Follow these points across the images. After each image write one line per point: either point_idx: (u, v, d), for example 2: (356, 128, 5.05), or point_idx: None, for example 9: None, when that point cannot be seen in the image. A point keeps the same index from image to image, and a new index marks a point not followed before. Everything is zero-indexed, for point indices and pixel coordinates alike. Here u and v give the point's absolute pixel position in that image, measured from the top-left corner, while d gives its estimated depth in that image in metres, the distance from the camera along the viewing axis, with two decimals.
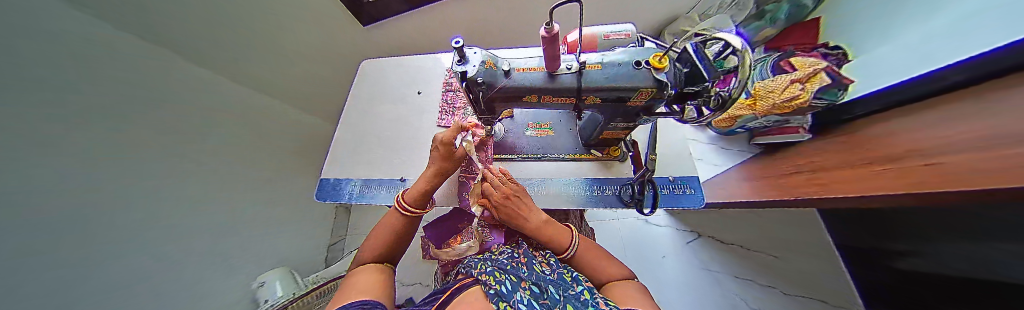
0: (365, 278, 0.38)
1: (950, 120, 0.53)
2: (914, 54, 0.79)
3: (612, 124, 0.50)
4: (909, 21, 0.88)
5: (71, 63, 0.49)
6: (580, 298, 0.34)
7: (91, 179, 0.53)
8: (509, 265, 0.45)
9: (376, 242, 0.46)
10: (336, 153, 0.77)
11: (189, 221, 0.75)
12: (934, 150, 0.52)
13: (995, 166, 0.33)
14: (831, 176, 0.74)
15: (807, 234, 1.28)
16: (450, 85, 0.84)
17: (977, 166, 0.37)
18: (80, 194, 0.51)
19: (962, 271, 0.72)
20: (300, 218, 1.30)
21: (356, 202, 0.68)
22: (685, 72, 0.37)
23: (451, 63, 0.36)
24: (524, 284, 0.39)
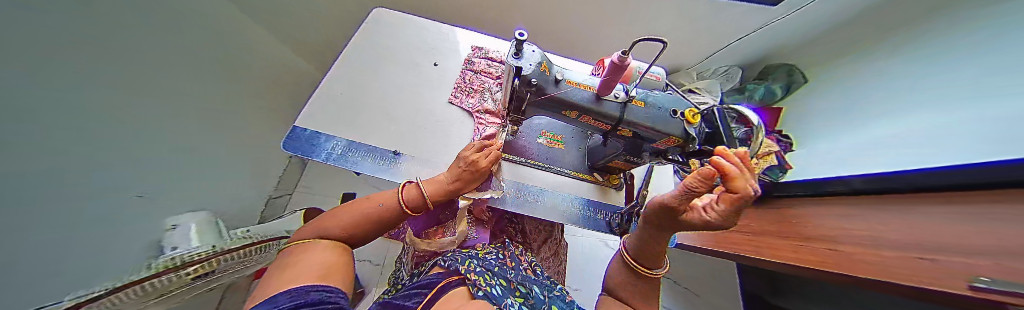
0: (315, 255, 0.34)
1: (862, 220, 0.68)
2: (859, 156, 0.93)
3: (624, 157, 0.53)
4: (844, 127, 1.07)
5: None
6: (565, 301, 0.40)
7: (62, 56, 0.43)
8: (496, 266, 0.45)
9: (347, 217, 0.42)
10: (323, 103, 0.67)
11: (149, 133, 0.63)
12: (846, 239, 0.67)
13: (917, 268, 0.42)
14: (763, 240, 0.89)
15: (724, 278, 1.55)
16: (472, 66, 0.80)
17: (897, 265, 0.46)
18: (58, 72, 0.42)
19: None
20: (246, 159, 1.11)
21: (333, 163, 0.59)
22: (706, 132, 0.41)
23: (507, 54, 0.34)
24: (512, 286, 0.40)
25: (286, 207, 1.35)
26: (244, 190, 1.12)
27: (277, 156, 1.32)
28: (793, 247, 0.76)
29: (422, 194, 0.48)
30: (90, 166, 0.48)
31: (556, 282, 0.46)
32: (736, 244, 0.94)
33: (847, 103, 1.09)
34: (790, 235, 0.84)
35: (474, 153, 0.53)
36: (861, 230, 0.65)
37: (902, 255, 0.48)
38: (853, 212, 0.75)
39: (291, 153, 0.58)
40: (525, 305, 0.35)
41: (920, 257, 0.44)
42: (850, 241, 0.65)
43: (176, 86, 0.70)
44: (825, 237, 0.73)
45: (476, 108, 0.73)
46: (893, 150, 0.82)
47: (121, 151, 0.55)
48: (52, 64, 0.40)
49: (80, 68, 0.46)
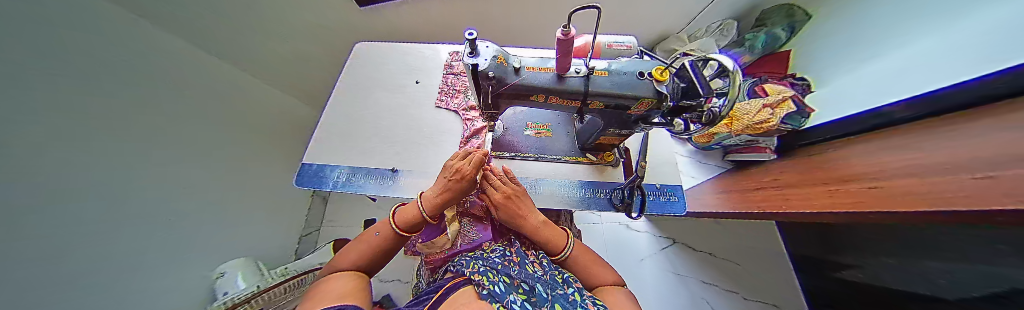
0: (340, 282, 0.38)
1: (908, 151, 0.60)
2: (876, 84, 0.88)
3: (609, 130, 0.52)
4: (854, 58, 1.02)
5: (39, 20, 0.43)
6: (569, 301, 0.35)
7: (84, 139, 0.49)
8: (501, 264, 0.45)
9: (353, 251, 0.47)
10: (324, 139, 0.72)
11: (169, 195, 0.69)
12: (888, 175, 0.60)
13: (968, 194, 0.37)
14: (791, 192, 0.82)
15: (767, 242, 1.43)
16: (452, 70, 0.84)
17: (948, 195, 0.41)
18: (77, 153, 0.47)
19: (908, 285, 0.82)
20: (273, 204, 1.21)
21: (340, 190, 0.64)
22: (682, 87, 0.39)
23: (462, 54, 0.36)
24: (516, 284, 0.40)
25: (316, 243, 1.44)
26: (275, 232, 1.21)
27: (300, 197, 1.42)
28: (826, 194, 0.70)
29: (413, 215, 0.50)
30: (107, 233, 0.52)
31: (565, 272, 0.45)
32: (763, 202, 0.87)
33: (863, 27, 0.98)
34: (825, 182, 0.76)
35: (457, 160, 0.52)
36: (906, 163, 0.57)
37: (954, 183, 0.41)
38: (893, 145, 0.67)
39: (303, 188, 0.64)
40: (527, 302, 0.35)
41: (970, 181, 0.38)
42: (893, 177, 0.58)
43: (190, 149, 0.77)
44: (861, 177, 0.67)
45: (462, 107, 0.76)
46: (907, 73, 0.78)
47: (141, 216, 0.60)
48: (67, 147, 0.45)
49: (99, 148, 0.52)
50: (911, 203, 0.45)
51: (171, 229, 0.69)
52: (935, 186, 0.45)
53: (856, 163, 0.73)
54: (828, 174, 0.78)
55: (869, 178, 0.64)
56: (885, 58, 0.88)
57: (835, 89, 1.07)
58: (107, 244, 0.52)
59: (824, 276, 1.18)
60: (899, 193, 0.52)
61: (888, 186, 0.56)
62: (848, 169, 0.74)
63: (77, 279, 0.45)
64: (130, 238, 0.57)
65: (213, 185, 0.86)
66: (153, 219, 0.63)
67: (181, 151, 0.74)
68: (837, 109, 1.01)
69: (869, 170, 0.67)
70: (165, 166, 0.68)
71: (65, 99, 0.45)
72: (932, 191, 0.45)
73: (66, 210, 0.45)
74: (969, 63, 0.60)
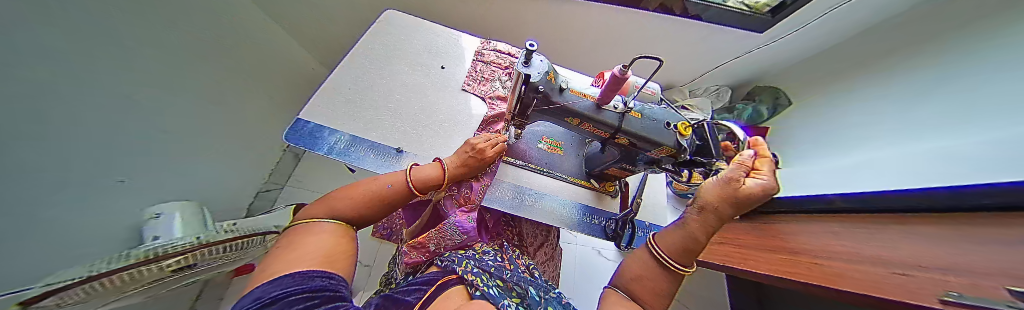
0: (327, 237, 0.35)
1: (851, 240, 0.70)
2: (837, 174, 1.00)
3: (620, 164, 0.55)
4: (822, 149, 1.16)
5: None
6: (561, 303, 0.40)
7: (35, 32, 0.40)
8: (493, 268, 0.45)
9: (356, 196, 0.43)
10: (330, 99, 0.68)
11: (122, 119, 0.58)
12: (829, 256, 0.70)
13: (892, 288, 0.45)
14: (754, 252, 0.91)
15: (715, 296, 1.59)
16: (482, 59, 0.84)
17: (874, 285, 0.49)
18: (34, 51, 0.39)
19: None
20: (239, 151, 1.08)
21: (335, 156, 0.60)
22: (697, 144, 0.43)
23: (517, 62, 0.36)
24: (509, 287, 0.41)
25: (274, 203, 1.30)
26: (234, 183, 1.08)
27: (269, 149, 1.28)
28: (781, 260, 0.78)
29: (426, 180, 0.50)
30: (54, 154, 0.44)
31: (554, 288, 0.46)
32: (729, 258, 0.95)
33: (841, 121, 1.10)
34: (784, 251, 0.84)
35: (482, 141, 0.57)
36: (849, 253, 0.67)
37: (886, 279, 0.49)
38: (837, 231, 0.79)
39: (293, 144, 0.59)
40: (521, 304, 0.37)
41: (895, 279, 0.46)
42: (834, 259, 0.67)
43: None
44: (811, 252, 0.76)
45: (488, 95, 0.77)
46: (865, 172, 0.90)
47: (88, 137, 0.51)
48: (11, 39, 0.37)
49: (45, 47, 0.42)
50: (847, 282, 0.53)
51: (119, 157, 0.58)
52: (871, 275, 0.54)
53: (804, 239, 0.84)
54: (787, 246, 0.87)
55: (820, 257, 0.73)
56: (850, 154, 1.01)
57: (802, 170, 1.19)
58: (49, 165, 0.43)
59: None
60: (840, 274, 0.60)
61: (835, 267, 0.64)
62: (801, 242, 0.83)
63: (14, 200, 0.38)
64: (71, 162, 0.48)
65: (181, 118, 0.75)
66: (99, 142, 0.53)
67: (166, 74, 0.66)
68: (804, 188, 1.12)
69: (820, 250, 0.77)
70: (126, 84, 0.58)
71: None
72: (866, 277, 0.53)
73: (26, 110, 0.39)
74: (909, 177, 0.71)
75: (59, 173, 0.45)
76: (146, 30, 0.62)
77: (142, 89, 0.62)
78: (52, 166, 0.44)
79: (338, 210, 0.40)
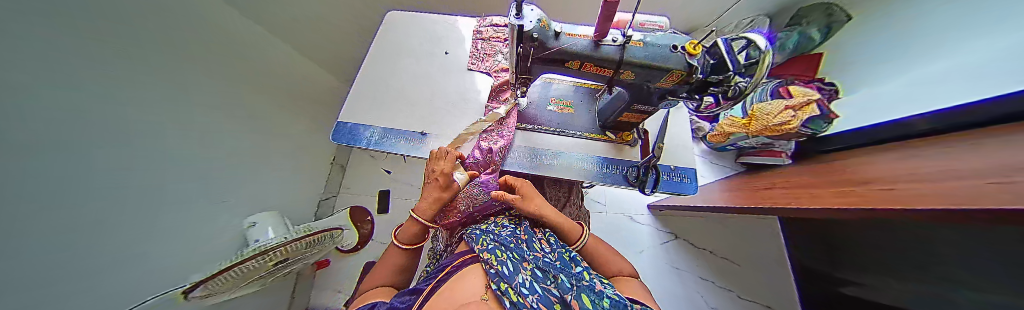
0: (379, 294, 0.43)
1: (950, 169, 0.59)
2: (924, 91, 0.98)
3: (632, 106, 0.53)
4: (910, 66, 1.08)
5: None
6: (595, 291, 0.31)
7: (143, 89, 0.52)
8: (512, 243, 0.44)
9: (388, 263, 0.49)
10: (358, 100, 0.77)
11: (211, 147, 0.73)
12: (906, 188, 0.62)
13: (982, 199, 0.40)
14: (808, 191, 0.87)
15: (765, 248, 1.52)
16: (481, 36, 0.86)
17: (953, 200, 0.44)
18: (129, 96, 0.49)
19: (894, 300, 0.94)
20: (298, 166, 1.27)
21: (372, 147, 0.69)
22: (712, 63, 0.41)
23: (509, 16, 0.38)
24: (526, 266, 0.38)
25: (334, 207, 1.52)
26: (300, 194, 1.29)
27: (321, 162, 1.49)
28: (839, 194, 0.75)
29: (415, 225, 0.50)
30: (158, 177, 0.56)
31: (573, 252, 0.44)
32: (781, 201, 0.87)
33: (917, 44, 1.07)
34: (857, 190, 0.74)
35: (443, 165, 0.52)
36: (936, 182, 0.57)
37: (979, 195, 0.42)
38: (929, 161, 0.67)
39: (339, 143, 0.69)
40: (537, 283, 0.33)
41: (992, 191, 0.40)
42: (910, 189, 0.60)
43: (236, 110, 0.82)
44: (880, 184, 0.72)
45: (493, 69, 0.79)
46: (959, 82, 0.88)
47: (188, 167, 0.64)
48: (126, 99, 0.47)
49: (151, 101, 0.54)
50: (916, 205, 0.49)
51: (211, 181, 0.73)
52: (965, 191, 0.46)
53: (882, 175, 0.76)
54: (862, 186, 0.76)
55: (908, 187, 0.62)
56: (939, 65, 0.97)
57: (872, 101, 1.18)
58: (155, 187, 0.55)
59: (824, 285, 1.27)
60: (927, 197, 0.51)
61: (925, 192, 0.55)
62: (872, 178, 0.78)
63: (127, 215, 0.48)
64: (181, 186, 0.62)
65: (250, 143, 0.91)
66: (195, 168, 0.67)
67: (228, 110, 0.79)
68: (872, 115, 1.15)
69: (906, 182, 0.66)
70: (211, 120, 0.72)
71: (118, 43, 0.47)
72: (962, 194, 0.45)
73: (137, 151, 0.50)
74: (1006, 79, 0.73)
75: (166, 191, 0.58)
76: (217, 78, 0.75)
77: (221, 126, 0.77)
78: (159, 187, 0.56)
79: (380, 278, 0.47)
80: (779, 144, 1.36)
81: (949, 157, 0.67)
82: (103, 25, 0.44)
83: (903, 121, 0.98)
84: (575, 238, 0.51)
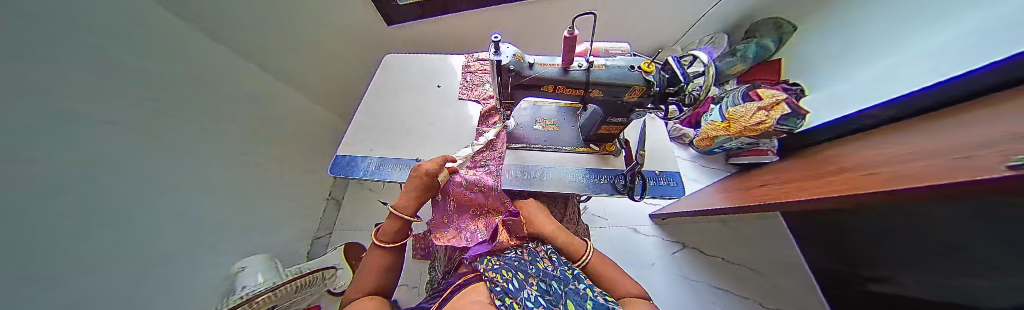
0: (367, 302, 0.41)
1: (923, 154, 0.61)
2: (886, 81, 1.08)
3: (609, 119, 0.59)
4: (866, 62, 1.21)
5: (113, 42, 0.50)
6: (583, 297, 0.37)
7: (127, 139, 0.53)
8: (516, 259, 0.46)
9: (372, 269, 0.48)
10: (357, 134, 0.82)
11: (198, 189, 0.73)
12: (883, 174, 0.64)
13: (948, 175, 0.42)
14: (797, 185, 0.90)
15: (774, 250, 1.49)
16: (470, 70, 0.96)
17: (925, 180, 0.46)
18: (116, 144, 0.51)
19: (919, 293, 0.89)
20: (294, 203, 1.27)
21: (369, 177, 0.72)
22: (667, 77, 0.47)
23: (488, 53, 0.45)
24: (530, 279, 0.41)
25: (327, 245, 1.47)
26: (293, 234, 1.26)
27: (317, 198, 1.48)
28: (825, 185, 0.77)
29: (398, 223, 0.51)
30: (127, 228, 0.54)
31: (574, 269, 0.45)
32: (772, 197, 0.90)
33: (867, 45, 1.21)
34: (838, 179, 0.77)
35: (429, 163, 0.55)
36: (909, 166, 0.59)
37: (942, 173, 0.44)
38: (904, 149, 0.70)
39: (336, 175, 0.72)
40: (541, 297, 0.36)
41: (958, 169, 0.42)
42: (887, 175, 0.62)
43: (227, 153, 0.84)
44: (860, 172, 0.74)
45: (482, 97, 0.87)
46: (919, 70, 0.97)
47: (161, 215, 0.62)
48: (104, 149, 0.48)
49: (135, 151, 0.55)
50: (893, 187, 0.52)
51: (190, 228, 0.71)
52: (931, 169, 0.49)
53: (861, 164, 0.80)
54: (841, 175, 0.80)
55: (883, 171, 0.65)
56: (895, 59, 1.08)
57: (838, 97, 1.29)
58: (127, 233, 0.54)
59: (848, 287, 1.21)
60: (901, 180, 0.54)
61: (897, 174, 0.58)
62: (850, 167, 0.82)
63: (92, 264, 0.47)
64: (151, 236, 0.59)
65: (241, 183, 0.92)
66: (176, 210, 0.67)
67: (220, 154, 0.80)
68: (841, 107, 1.24)
69: (879, 167, 0.69)
70: (198, 165, 0.72)
71: (120, 97, 0.51)
72: (931, 172, 0.49)
73: (103, 201, 0.48)
74: (970, 60, 0.80)
75: (135, 242, 0.56)
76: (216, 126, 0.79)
77: (211, 171, 0.77)
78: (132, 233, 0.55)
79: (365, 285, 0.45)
80: (763, 142, 1.42)
81: (910, 142, 0.71)
82: (111, 80, 0.49)
83: (875, 109, 1.05)
84: (578, 255, 0.51)
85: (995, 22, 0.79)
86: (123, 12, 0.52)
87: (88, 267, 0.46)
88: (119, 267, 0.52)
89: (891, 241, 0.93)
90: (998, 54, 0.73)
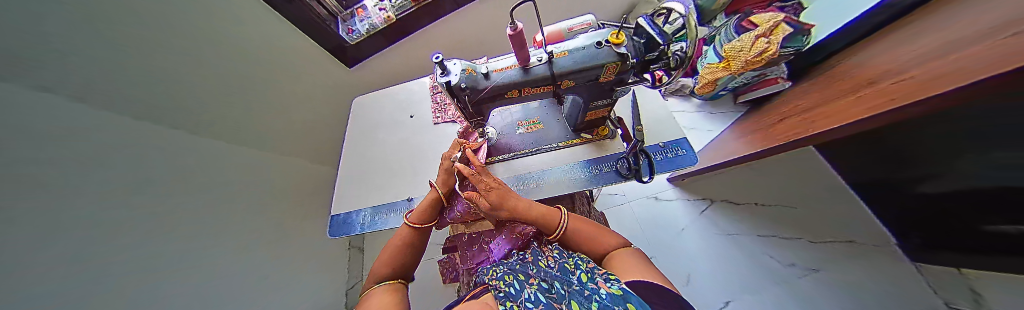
0: (380, 293, 0.39)
1: (958, 38, 0.53)
2: None
3: (592, 104, 0.53)
4: None
5: (109, 161, 0.51)
6: (582, 292, 0.29)
7: (142, 248, 0.54)
8: (519, 265, 0.42)
9: (389, 253, 0.48)
10: (345, 188, 0.79)
11: (228, 272, 0.75)
12: (921, 74, 0.55)
13: (988, 56, 0.36)
14: (823, 111, 0.80)
15: (810, 180, 1.39)
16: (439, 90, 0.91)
17: (957, 74, 0.40)
18: (133, 255, 0.51)
19: (947, 188, 0.85)
20: (319, 262, 1.27)
21: (368, 230, 0.69)
22: (642, 43, 0.40)
23: (436, 76, 0.40)
24: (532, 281, 0.35)
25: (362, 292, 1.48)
26: (331, 290, 1.28)
27: (340, 250, 1.47)
28: (855, 104, 0.68)
29: (421, 211, 0.54)
30: None
31: (578, 256, 0.39)
32: (797, 132, 0.81)
33: None
34: (870, 93, 0.67)
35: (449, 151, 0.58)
36: (949, 56, 0.51)
37: (970, 63, 0.38)
38: (939, 36, 0.60)
39: (336, 236, 0.70)
40: (543, 296, 0.30)
41: (989, 53, 0.37)
42: (925, 74, 0.54)
43: (243, 232, 0.85)
44: (892, 77, 0.65)
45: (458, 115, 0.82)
46: None
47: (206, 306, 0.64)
48: (120, 263, 0.48)
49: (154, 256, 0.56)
50: (931, 85, 0.45)
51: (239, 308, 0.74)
52: (971, 57, 0.41)
53: (888, 67, 0.71)
54: (870, 87, 0.70)
55: (914, 77, 0.56)
56: None
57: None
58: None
59: (887, 201, 1.13)
60: (943, 76, 0.46)
61: (942, 70, 0.48)
62: (877, 74, 0.73)
63: None
64: None
65: (264, 256, 0.92)
66: (217, 297, 0.68)
67: (236, 235, 0.81)
68: (840, 14, 1.12)
69: (915, 66, 0.60)
70: (220, 251, 0.74)
71: (122, 208, 0.52)
72: (971, 60, 0.40)
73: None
74: None
75: None
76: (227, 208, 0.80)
77: (235, 253, 0.79)
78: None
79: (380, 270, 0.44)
80: (770, 72, 1.29)
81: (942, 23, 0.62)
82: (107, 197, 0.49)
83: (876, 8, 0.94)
84: (553, 225, 0.43)
85: None
86: (107, 131, 0.52)
87: None
88: None
89: (908, 143, 0.89)
90: None
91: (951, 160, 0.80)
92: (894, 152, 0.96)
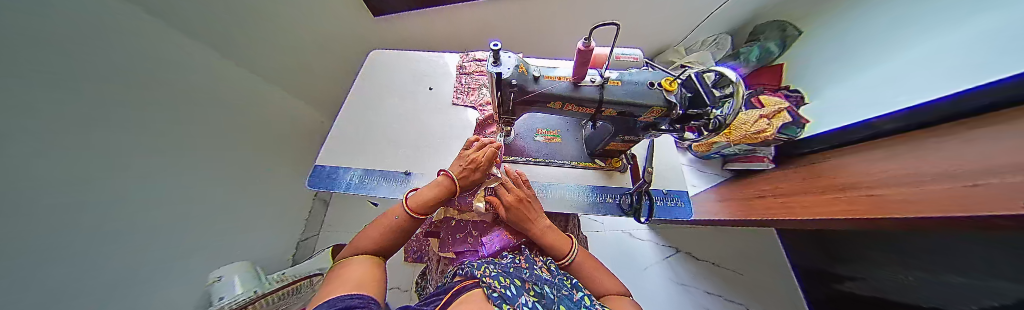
0: (358, 265, 0.37)
1: (928, 172, 0.60)
2: (882, 94, 1.02)
3: (618, 137, 0.54)
4: (865, 70, 1.13)
5: (81, 29, 0.43)
6: (575, 303, 0.31)
7: (102, 139, 0.46)
8: (511, 268, 0.41)
9: (376, 229, 0.46)
10: (337, 141, 0.74)
11: (179, 193, 0.66)
12: (892, 194, 0.62)
13: (974, 200, 0.41)
14: (799, 200, 0.88)
15: (765, 256, 1.51)
16: (465, 72, 0.88)
17: (947, 205, 0.45)
18: (96, 145, 0.45)
19: (868, 292, 0.98)
20: (278, 206, 1.17)
21: (352, 191, 0.65)
22: (689, 96, 0.42)
23: (486, 64, 0.38)
24: (527, 286, 0.35)
25: (314, 249, 1.39)
26: (281, 238, 1.18)
27: (301, 200, 1.35)
28: (829, 202, 0.76)
29: (427, 197, 0.51)
30: (113, 239, 0.48)
31: (573, 277, 0.40)
32: (774, 212, 0.88)
33: (867, 53, 1.14)
34: (843, 197, 0.75)
35: (474, 151, 0.56)
36: (919, 185, 0.58)
37: (959, 200, 0.43)
38: (912, 165, 0.68)
39: (315, 189, 0.65)
40: (540, 303, 0.30)
41: (970, 198, 0.42)
42: (895, 195, 0.61)
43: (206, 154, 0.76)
44: (866, 189, 0.73)
45: (479, 103, 0.80)
46: (918, 84, 0.90)
47: (146, 224, 0.56)
48: (81, 149, 0.42)
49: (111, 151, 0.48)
50: (916, 207, 0.50)
51: (179, 234, 0.65)
52: (945, 196, 0.47)
53: (863, 178, 0.80)
54: (844, 192, 0.78)
55: (887, 194, 0.63)
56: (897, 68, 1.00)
57: (837, 104, 1.22)
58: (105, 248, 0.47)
59: (820, 288, 1.27)
60: (916, 203, 0.52)
61: (913, 198, 0.55)
62: (852, 181, 0.82)
63: (88, 269, 0.43)
64: (140, 245, 0.54)
65: (220, 183, 0.82)
66: (161, 217, 0.60)
67: (198, 154, 0.72)
68: (839, 117, 1.19)
69: (888, 185, 0.68)
70: (178, 168, 0.65)
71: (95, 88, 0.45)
72: (949, 199, 0.46)
73: (86, 211, 0.43)
74: (966, 78, 0.74)
75: (123, 255, 0.50)
76: (195, 123, 0.71)
77: (191, 173, 0.70)
78: (112, 248, 0.48)
79: (362, 245, 0.43)
80: (761, 150, 1.40)
81: (917, 155, 0.71)
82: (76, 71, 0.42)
83: (868, 123, 1.00)
84: (565, 251, 0.47)
85: (1002, 28, 0.71)
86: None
87: (85, 280, 0.42)
88: (112, 271, 0.48)
89: (865, 247, 0.98)
90: (994, 73, 0.67)
91: (886, 271, 0.91)
92: (847, 250, 1.06)
